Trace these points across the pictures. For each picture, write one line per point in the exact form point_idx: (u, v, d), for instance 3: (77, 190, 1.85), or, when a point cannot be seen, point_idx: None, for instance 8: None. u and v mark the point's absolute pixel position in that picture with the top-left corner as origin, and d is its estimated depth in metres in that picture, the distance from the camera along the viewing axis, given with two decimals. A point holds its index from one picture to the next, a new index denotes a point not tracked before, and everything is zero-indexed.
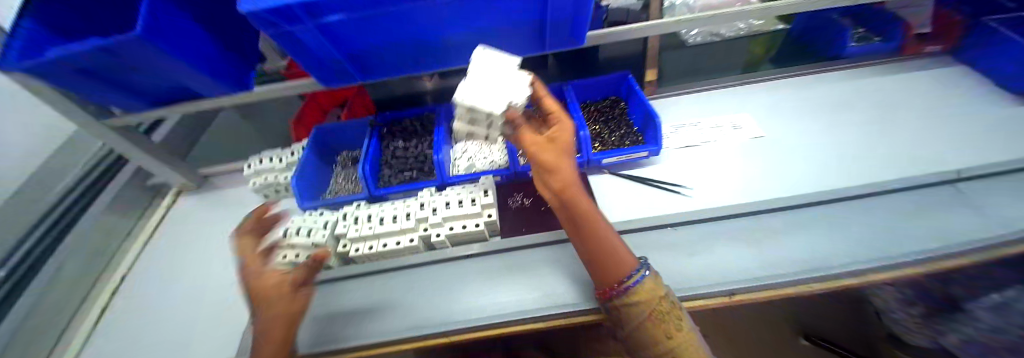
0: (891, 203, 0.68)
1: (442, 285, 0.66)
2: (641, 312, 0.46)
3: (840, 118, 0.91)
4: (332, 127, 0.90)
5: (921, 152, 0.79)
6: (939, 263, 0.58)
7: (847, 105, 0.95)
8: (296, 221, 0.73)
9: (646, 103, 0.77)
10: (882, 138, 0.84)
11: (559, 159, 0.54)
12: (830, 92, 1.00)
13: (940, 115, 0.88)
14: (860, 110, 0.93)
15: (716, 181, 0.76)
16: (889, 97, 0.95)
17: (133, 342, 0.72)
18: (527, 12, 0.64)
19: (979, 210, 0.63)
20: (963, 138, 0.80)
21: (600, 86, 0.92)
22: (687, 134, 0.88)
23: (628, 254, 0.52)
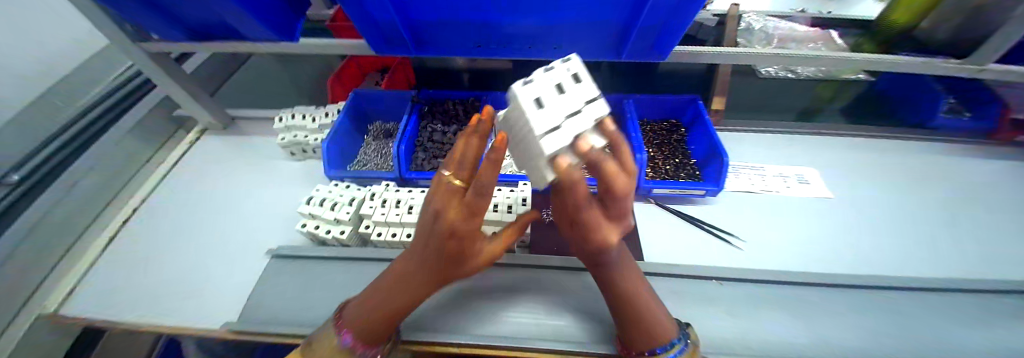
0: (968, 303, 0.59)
1: (461, 289, 0.62)
2: None
3: (913, 195, 0.82)
4: (370, 94, 0.85)
5: (1003, 252, 0.70)
6: None
7: (922, 181, 0.86)
8: (321, 190, 0.70)
9: (715, 137, 0.69)
10: (958, 226, 0.75)
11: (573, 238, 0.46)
12: (904, 162, 0.91)
13: None
14: (938, 189, 0.84)
15: (773, 240, 0.69)
16: (969, 181, 0.86)
17: (135, 278, 0.70)
18: (614, 13, 0.56)
19: None
20: None
21: (661, 106, 0.84)
22: (745, 178, 0.81)
23: (668, 320, 0.47)
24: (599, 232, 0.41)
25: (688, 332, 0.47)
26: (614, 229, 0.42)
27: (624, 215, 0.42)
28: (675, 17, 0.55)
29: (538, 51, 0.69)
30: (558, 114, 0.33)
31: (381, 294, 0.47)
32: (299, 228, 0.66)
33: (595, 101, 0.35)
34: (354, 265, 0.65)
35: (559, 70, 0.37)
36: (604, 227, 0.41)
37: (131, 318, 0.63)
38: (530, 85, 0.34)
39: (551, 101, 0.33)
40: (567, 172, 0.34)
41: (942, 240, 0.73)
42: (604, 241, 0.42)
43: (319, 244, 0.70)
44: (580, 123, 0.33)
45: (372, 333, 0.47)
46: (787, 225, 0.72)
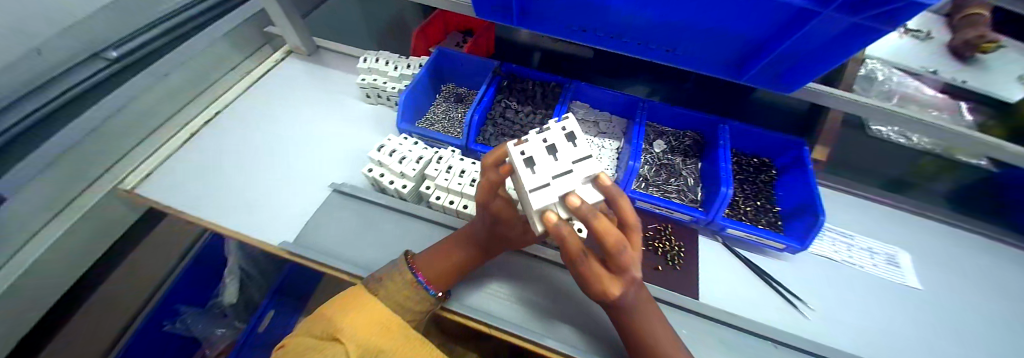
0: None
1: (500, 271, 0.62)
2: None
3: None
4: (453, 55, 0.83)
5: None
6: None
7: None
8: (391, 140, 0.70)
9: (816, 192, 0.61)
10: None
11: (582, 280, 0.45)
12: None
13: None
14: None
15: (843, 317, 0.62)
16: None
17: (210, 175, 0.75)
18: (761, 25, 0.48)
19: None
20: None
21: (757, 141, 0.76)
22: (827, 243, 0.73)
23: None
24: (596, 283, 0.39)
25: None
26: (614, 283, 0.38)
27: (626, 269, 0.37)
28: (834, 48, 0.45)
29: (645, 50, 0.62)
30: (547, 173, 0.38)
31: (452, 247, 0.53)
32: (364, 171, 0.67)
33: (586, 160, 0.39)
34: (407, 221, 0.66)
35: (553, 131, 0.42)
36: (603, 280, 0.39)
37: (203, 211, 0.69)
38: (524, 146, 0.40)
39: (541, 163, 0.38)
40: (554, 228, 0.35)
41: None
42: (600, 292, 0.40)
43: (376, 191, 0.71)
44: (565, 183, 0.37)
45: (447, 274, 0.51)
46: (862, 305, 0.65)
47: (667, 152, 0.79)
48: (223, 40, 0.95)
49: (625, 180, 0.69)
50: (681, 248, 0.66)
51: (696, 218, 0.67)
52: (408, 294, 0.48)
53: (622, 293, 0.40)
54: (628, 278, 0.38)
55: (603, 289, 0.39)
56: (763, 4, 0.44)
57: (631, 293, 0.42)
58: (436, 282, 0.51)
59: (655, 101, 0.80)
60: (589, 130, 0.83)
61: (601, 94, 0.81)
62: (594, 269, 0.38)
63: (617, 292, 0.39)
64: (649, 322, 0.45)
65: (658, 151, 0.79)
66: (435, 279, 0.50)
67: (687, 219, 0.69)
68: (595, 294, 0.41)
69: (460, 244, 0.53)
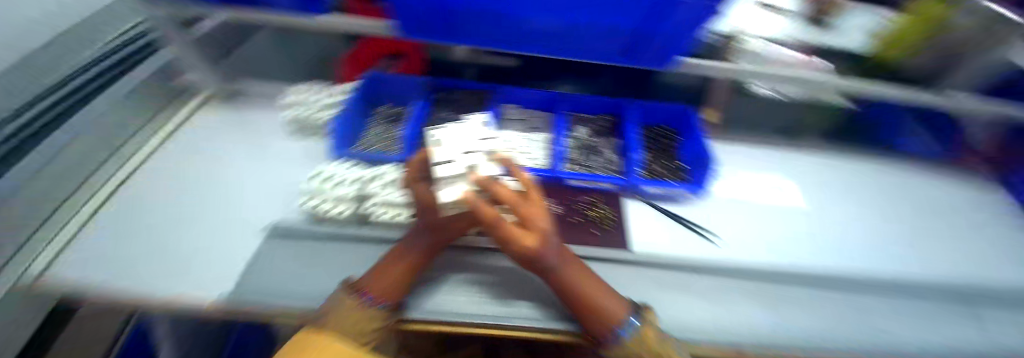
0: (919, 301, 0.65)
1: (449, 272, 0.65)
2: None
3: (881, 211, 0.88)
4: (384, 78, 0.89)
5: (956, 263, 0.76)
6: None
7: (889, 197, 0.92)
8: (327, 168, 0.73)
9: (705, 145, 0.76)
10: (923, 244, 0.80)
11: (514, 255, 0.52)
12: (877, 180, 0.97)
13: (981, 231, 0.85)
14: (904, 208, 0.89)
15: (748, 240, 0.75)
16: (931, 200, 0.92)
17: (111, 244, 0.66)
18: (634, 21, 0.58)
19: (1003, 332, 0.61)
20: (1001, 263, 0.77)
21: (659, 112, 0.90)
22: (726, 184, 0.88)
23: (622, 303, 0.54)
24: (515, 240, 0.48)
25: (639, 310, 0.54)
26: (527, 235, 0.48)
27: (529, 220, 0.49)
28: (689, 25, 0.57)
29: (551, 50, 0.70)
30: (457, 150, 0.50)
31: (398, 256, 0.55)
32: (303, 204, 0.68)
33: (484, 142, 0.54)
34: (355, 244, 0.66)
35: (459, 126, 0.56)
36: (519, 235, 0.48)
37: (104, 281, 0.59)
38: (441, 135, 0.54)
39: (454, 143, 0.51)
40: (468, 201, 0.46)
41: (904, 249, 0.78)
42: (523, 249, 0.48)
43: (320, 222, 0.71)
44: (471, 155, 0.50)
45: (393, 282, 0.52)
46: (760, 227, 0.78)
47: (591, 136, 0.89)
48: (128, 101, 0.88)
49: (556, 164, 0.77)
50: (610, 213, 0.76)
51: (620, 185, 0.77)
52: (357, 316, 0.47)
53: (541, 245, 0.48)
54: (535, 227, 0.48)
55: (522, 244, 0.48)
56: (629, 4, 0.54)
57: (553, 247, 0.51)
58: (383, 296, 0.51)
59: (573, 93, 0.91)
60: (520, 128, 0.91)
61: (525, 93, 0.91)
62: (511, 230, 0.48)
63: (534, 244, 0.48)
64: (573, 278, 0.55)
65: (583, 134, 0.89)
66: (381, 291, 0.51)
67: (612, 187, 0.79)
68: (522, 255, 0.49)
69: (402, 252, 0.55)
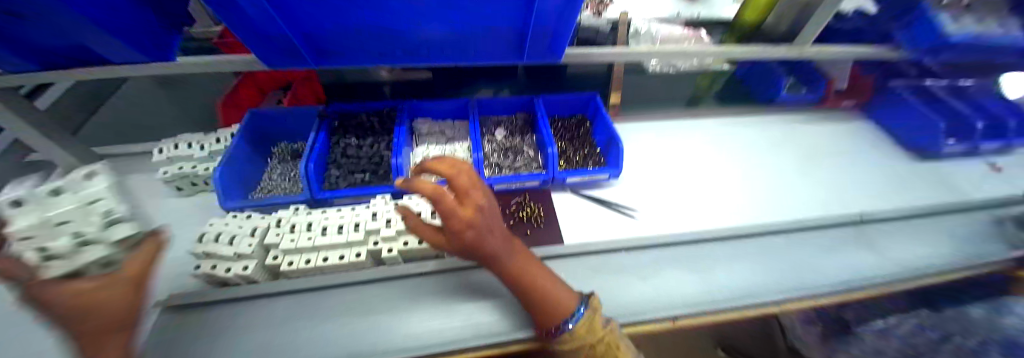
0: (814, 236, 0.74)
1: (387, 304, 0.59)
2: (579, 348, 0.50)
3: (777, 156, 0.99)
4: (271, 113, 0.81)
5: (838, 192, 0.88)
6: (846, 294, 0.64)
7: (782, 143, 1.03)
8: (215, 224, 0.64)
9: (611, 128, 0.80)
10: (810, 179, 0.92)
11: (464, 241, 0.50)
12: (770, 130, 1.08)
13: (854, 160, 0.99)
14: (794, 150, 1.01)
15: (669, 209, 0.79)
16: (814, 140, 1.05)
17: None
18: (510, 19, 0.59)
19: (878, 250, 0.72)
20: (871, 186, 0.91)
21: (569, 104, 0.94)
22: (645, 159, 0.92)
23: (570, 293, 0.54)
24: (459, 217, 0.48)
25: (586, 297, 0.54)
26: (462, 206, 0.48)
27: (466, 193, 0.49)
28: (561, 19, 0.59)
29: (445, 57, 0.69)
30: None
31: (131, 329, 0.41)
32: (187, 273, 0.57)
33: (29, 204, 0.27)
34: (267, 302, 0.58)
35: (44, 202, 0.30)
36: (465, 210, 0.48)
37: None
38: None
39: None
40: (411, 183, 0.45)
41: (798, 189, 0.89)
42: (455, 221, 0.47)
43: (218, 287, 0.61)
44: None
45: None
46: (677, 194, 0.83)
47: (508, 137, 0.90)
48: None
49: (478, 170, 0.75)
50: (539, 209, 0.76)
51: (543, 181, 0.77)
52: None
53: (475, 217, 0.49)
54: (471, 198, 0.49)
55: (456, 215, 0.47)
56: (499, 4, 0.55)
57: (489, 225, 0.52)
58: None
59: (482, 98, 0.91)
60: (436, 141, 0.87)
61: (435, 106, 0.89)
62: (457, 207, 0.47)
63: (467, 216, 0.48)
64: (524, 263, 0.55)
65: (500, 137, 0.89)
66: None
67: (537, 184, 0.80)
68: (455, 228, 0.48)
69: None
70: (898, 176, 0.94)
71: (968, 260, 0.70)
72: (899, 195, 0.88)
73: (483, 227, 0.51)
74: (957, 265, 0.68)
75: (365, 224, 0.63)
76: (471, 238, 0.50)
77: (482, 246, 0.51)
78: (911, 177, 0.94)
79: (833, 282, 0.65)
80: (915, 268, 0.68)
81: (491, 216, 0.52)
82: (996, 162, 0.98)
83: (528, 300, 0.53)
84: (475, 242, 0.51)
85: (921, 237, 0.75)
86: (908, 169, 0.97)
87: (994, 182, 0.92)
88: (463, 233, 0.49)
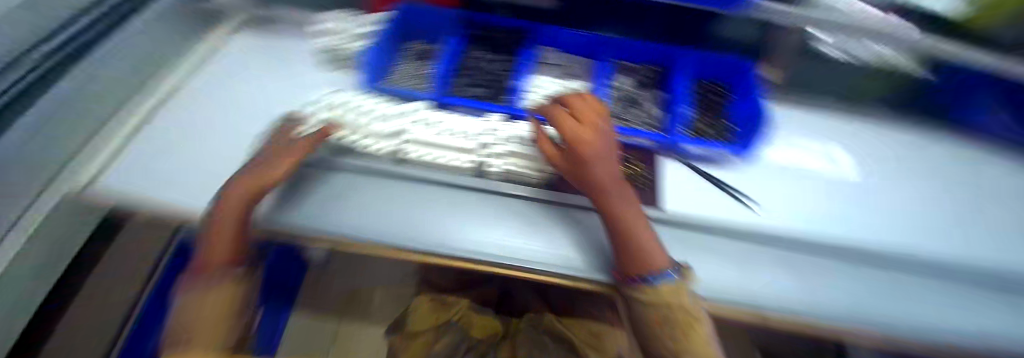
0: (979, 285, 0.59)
1: (479, 213, 0.60)
2: (653, 306, 0.50)
3: (957, 187, 0.77)
4: (416, 11, 0.84)
5: None
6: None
7: (968, 177, 0.80)
8: (355, 99, 0.72)
9: (760, 106, 0.71)
10: (1004, 226, 0.70)
11: (580, 157, 0.54)
12: (954, 158, 0.84)
13: None
14: (986, 189, 0.77)
15: (793, 209, 0.69)
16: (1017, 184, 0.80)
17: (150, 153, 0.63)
18: None
19: None
20: None
21: (710, 65, 0.83)
22: (775, 151, 0.80)
23: (663, 255, 0.52)
24: (573, 129, 0.55)
25: (679, 267, 0.51)
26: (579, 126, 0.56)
27: (587, 118, 0.57)
28: None
29: None
30: None
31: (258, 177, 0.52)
32: (335, 134, 0.65)
33: None
34: (377, 179, 0.61)
35: None
36: (580, 127, 0.55)
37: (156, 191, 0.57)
38: None
39: None
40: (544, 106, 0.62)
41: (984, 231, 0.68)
42: (570, 134, 0.55)
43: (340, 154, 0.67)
44: None
45: (225, 247, 0.50)
46: (809, 195, 0.72)
47: (631, 88, 0.82)
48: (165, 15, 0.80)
49: None
50: (643, 172, 0.71)
51: (659, 141, 0.73)
52: (224, 304, 0.51)
53: (587, 136, 0.55)
54: (590, 120, 0.56)
55: (573, 130, 0.55)
56: None
57: (602, 152, 0.55)
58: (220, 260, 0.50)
59: (619, 38, 0.82)
60: (554, 73, 0.83)
61: (566, 36, 0.83)
62: (575, 123, 0.56)
63: (580, 131, 0.55)
64: (635, 212, 0.54)
65: (624, 85, 0.82)
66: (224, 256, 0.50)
67: (650, 144, 0.75)
68: (569, 142, 0.55)
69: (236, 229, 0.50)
70: None
71: None
72: None
73: (596, 152, 0.54)
74: None
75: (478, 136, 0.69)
76: (584, 158, 0.54)
77: (590, 172, 0.54)
78: None
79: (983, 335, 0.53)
80: None
81: (604, 146, 0.56)
82: None
83: (625, 246, 0.52)
84: (586, 163, 0.54)
85: None
86: None
87: None
88: (576, 149, 0.55)
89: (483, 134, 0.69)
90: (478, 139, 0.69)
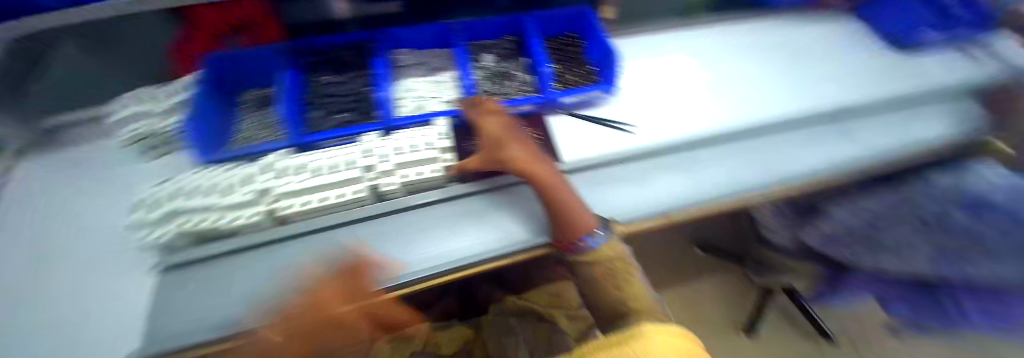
0: (793, 135, 0.77)
1: (396, 237, 0.57)
2: (594, 268, 0.57)
3: (766, 59, 0.96)
4: (231, 56, 0.73)
5: (826, 92, 0.87)
6: (819, 179, 0.70)
7: (771, 48, 1.00)
8: (196, 177, 0.60)
9: (606, 42, 0.77)
10: (799, 79, 0.90)
11: (501, 141, 0.60)
12: (760, 35, 1.04)
13: (843, 57, 0.97)
14: (783, 54, 0.98)
15: (664, 122, 0.79)
16: (803, 40, 1.02)
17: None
18: None
19: (851, 139, 0.77)
20: (856, 80, 0.90)
21: (556, 22, 0.88)
22: (637, 76, 0.89)
23: (592, 218, 0.57)
24: (487, 124, 0.62)
25: (606, 225, 0.58)
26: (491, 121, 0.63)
27: (494, 116, 0.64)
28: None
29: None
30: None
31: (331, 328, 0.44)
32: (173, 229, 0.53)
33: None
34: (267, 252, 0.55)
35: None
36: (492, 122, 0.63)
37: None
38: None
39: None
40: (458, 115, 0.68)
41: (787, 90, 0.88)
42: (486, 126, 0.62)
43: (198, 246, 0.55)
44: None
45: None
46: (671, 105, 0.82)
47: (497, 61, 0.84)
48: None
49: (469, 95, 0.71)
50: (537, 135, 0.74)
51: (539, 104, 0.76)
52: None
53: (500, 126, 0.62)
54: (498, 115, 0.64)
55: (488, 124, 0.62)
56: None
57: (517, 137, 0.62)
58: None
59: (465, 20, 0.83)
60: (419, 72, 0.81)
61: (414, 33, 0.81)
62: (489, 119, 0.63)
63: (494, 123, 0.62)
64: (563, 182, 0.58)
65: (489, 61, 0.83)
66: None
67: (532, 109, 0.77)
68: (487, 133, 0.61)
69: None
70: (882, 72, 0.93)
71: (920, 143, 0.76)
72: (879, 87, 0.89)
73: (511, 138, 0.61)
74: (907, 148, 0.75)
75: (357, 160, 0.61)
76: (503, 143, 0.59)
77: (510, 153, 0.58)
78: (892, 70, 0.93)
79: (799, 171, 0.71)
80: (881, 151, 0.74)
81: (517, 133, 0.62)
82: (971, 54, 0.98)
83: (559, 217, 0.55)
84: (505, 145, 0.59)
85: (886, 123, 0.80)
86: (889, 64, 0.96)
87: (970, 71, 0.93)
88: (494, 137, 0.60)
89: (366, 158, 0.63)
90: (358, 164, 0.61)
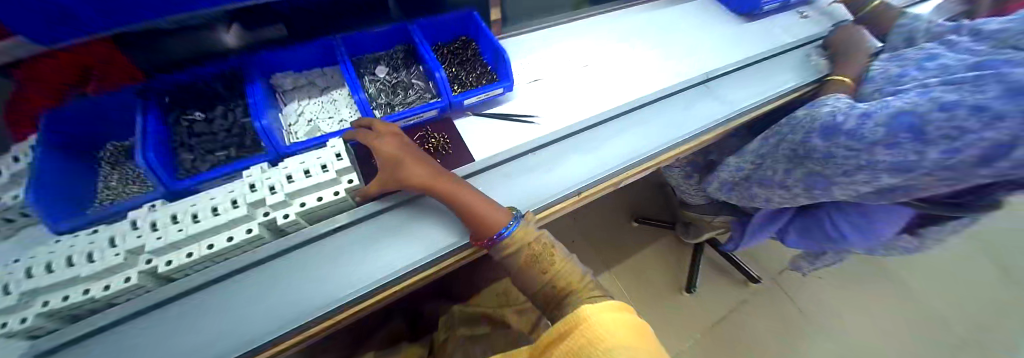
0: (676, 103, 0.87)
1: (308, 268, 0.55)
2: (519, 254, 0.59)
3: (647, 37, 1.06)
4: (72, 110, 0.64)
5: (699, 62, 0.99)
6: (700, 139, 0.80)
7: (651, 26, 1.09)
8: (46, 252, 0.52)
9: (493, 41, 0.82)
10: (674, 54, 1.01)
11: (399, 161, 0.60)
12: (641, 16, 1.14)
13: (710, 28, 1.10)
14: (661, 31, 1.08)
15: (563, 109, 0.84)
16: (676, 17, 1.13)
17: None
18: None
19: (723, 99, 0.88)
20: (722, 48, 1.04)
21: (444, 28, 0.92)
22: (534, 69, 0.93)
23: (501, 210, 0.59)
24: (381, 145, 0.61)
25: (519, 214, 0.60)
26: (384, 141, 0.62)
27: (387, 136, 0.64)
28: None
29: None
30: None
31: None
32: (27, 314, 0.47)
33: None
34: (155, 317, 0.49)
35: None
36: (386, 142, 0.62)
37: None
38: None
39: None
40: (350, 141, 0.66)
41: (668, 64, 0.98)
42: (381, 149, 0.61)
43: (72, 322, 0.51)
44: None
45: None
46: (568, 92, 0.88)
47: (392, 73, 0.87)
48: None
49: (366, 110, 0.71)
50: (445, 138, 0.76)
51: (440, 109, 0.77)
52: None
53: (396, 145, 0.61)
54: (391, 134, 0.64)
55: (382, 146, 0.61)
56: None
57: (415, 153, 0.62)
58: None
59: (350, 35, 0.83)
60: (310, 94, 0.81)
61: (294, 55, 0.79)
62: (383, 140, 0.62)
63: (388, 143, 0.61)
64: (466, 185, 0.61)
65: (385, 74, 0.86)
66: None
67: (436, 114, 0.79)
68: (384, 155, 0.60)
69: None
70: (740, 38, 1.08)
71: (777, 94, 0.90)
72: (739, 51, 1.03)
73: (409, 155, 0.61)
74: (767, 99, 0.88)
75: (242, 198, 0.57)
76: (401, 162, 0.59)
77: (411, 170, 0.59)
78: (748, 35, 1.08)
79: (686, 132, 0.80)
80: (746, 105, 0.86)
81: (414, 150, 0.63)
82: (803, 11, 1.18)
83: (469, 219, 0.57)
84: (404, 164, 0.59)
85: (749, 80, 0.93)
86: (745, 29, 1.12)
87: (803, 27, 1.12)
88: (391, 158, 0.60)
89: (252, 193, 0.58)
90: (244, 202, 0.57)
